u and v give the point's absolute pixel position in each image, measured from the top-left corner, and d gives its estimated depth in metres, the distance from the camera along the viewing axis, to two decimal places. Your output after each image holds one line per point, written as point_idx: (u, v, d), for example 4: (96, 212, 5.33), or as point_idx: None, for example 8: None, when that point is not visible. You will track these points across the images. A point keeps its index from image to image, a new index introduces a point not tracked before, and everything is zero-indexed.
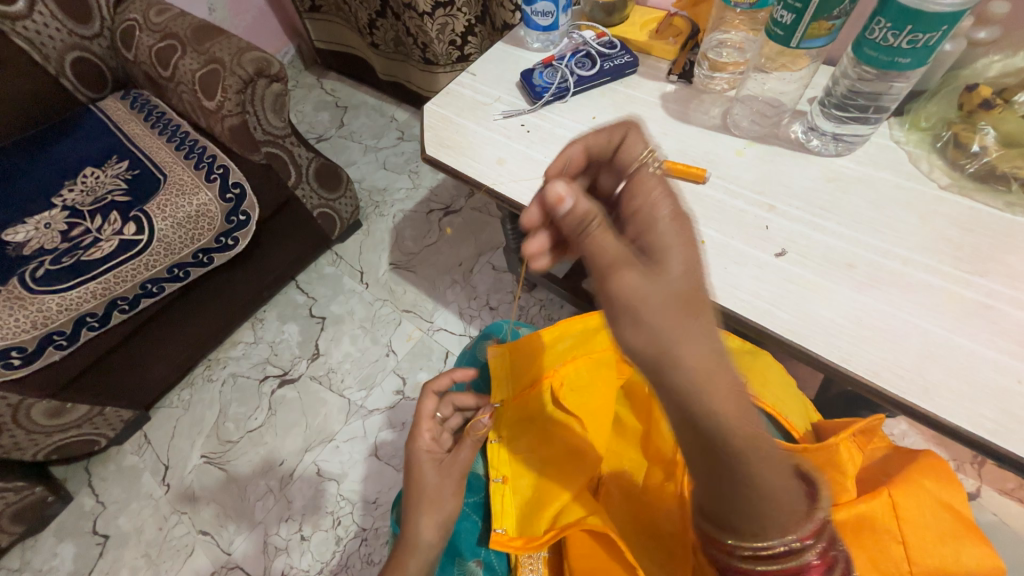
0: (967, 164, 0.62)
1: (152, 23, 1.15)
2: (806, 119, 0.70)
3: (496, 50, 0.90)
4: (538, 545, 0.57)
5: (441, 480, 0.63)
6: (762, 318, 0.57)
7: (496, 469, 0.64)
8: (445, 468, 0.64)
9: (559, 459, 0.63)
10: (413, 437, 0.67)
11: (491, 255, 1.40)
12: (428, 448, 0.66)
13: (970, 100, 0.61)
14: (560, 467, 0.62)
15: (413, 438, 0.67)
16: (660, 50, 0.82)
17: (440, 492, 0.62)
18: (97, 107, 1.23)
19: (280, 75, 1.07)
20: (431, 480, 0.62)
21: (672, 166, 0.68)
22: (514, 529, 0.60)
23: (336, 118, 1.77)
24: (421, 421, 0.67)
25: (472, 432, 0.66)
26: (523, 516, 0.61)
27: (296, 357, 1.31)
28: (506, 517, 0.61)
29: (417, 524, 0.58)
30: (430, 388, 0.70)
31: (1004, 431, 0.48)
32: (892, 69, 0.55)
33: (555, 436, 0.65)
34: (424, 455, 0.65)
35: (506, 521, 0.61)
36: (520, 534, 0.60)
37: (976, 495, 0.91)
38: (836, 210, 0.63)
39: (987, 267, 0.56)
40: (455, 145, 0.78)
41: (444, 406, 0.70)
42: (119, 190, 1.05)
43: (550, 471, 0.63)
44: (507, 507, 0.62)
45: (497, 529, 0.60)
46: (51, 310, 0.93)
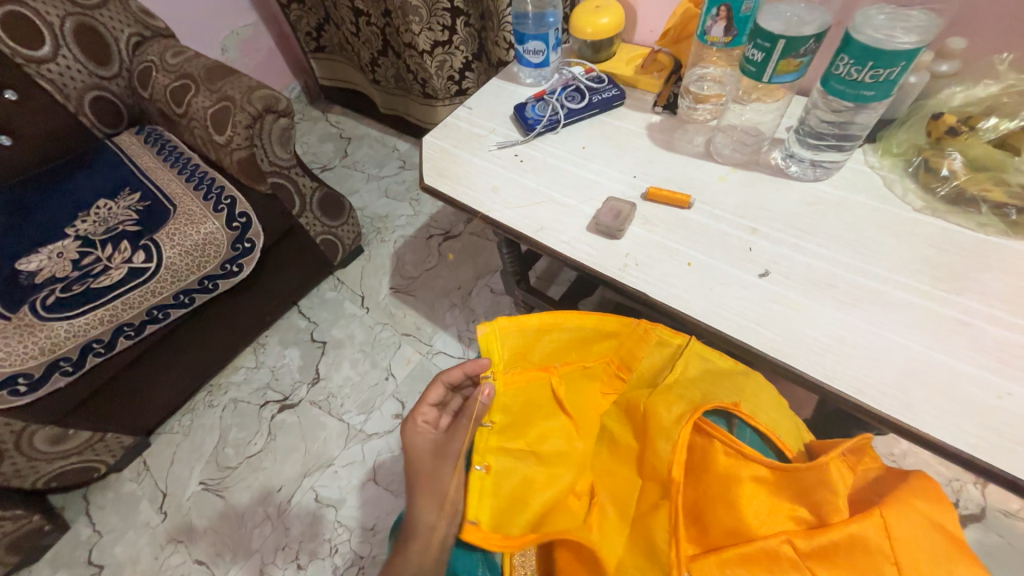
0: (938, 188, 0.65)
1: (168, 64, 1.22)
2: (784, 146, 0.74)
3: (491, 85, 0.95)
4: (514, 544, 0.56)
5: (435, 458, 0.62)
6: (748, 337, 0.59)
7: (478, 455, 0.61)
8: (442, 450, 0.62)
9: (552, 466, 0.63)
10: (408, 419, 0.65)
11: (489, 279, 1.43)
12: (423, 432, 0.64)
13: (936, 129, 0.64)
14: (546, 470, 0.63)
15: (408, 420, 0.65)
16: (646, 83, 0.87)
17: (437, 476, 0.60)
18: (113, 142, 1.29)
19: (287, 111, 1.12)
20: (427, 461, 0.61)
21: (657, 192, 0.71)
22: (488, 523, 0.58)
23: (340, 149, 1.84)
24: (421, 404, 0.66)
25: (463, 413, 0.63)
26: (499, 513, 0.59)
27: (297, 382, 1.32)
28: (481, 508, 0.59)
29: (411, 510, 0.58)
30: (439, 377, 0.67)
31: (987, 446, 0.48)
32: (858, 101, 0.59)
33: (546, 436, 0.64)
34: (420, 436, 0.63)
35: (482, 514, 0.58)
36: (496, 531, 0.58)
37: (980, 516, 0.90)
38: (816, 232, 0.65)
39: (964, 285, 0.58)
40: (451, 174, 0.82)
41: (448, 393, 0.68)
42: (130, 220, 1.09)
43: (541, 475, 0.62)
44: (484, 499, 0.59)
45: (470, 522, 0.57)
46: (60, 336, 0.95)
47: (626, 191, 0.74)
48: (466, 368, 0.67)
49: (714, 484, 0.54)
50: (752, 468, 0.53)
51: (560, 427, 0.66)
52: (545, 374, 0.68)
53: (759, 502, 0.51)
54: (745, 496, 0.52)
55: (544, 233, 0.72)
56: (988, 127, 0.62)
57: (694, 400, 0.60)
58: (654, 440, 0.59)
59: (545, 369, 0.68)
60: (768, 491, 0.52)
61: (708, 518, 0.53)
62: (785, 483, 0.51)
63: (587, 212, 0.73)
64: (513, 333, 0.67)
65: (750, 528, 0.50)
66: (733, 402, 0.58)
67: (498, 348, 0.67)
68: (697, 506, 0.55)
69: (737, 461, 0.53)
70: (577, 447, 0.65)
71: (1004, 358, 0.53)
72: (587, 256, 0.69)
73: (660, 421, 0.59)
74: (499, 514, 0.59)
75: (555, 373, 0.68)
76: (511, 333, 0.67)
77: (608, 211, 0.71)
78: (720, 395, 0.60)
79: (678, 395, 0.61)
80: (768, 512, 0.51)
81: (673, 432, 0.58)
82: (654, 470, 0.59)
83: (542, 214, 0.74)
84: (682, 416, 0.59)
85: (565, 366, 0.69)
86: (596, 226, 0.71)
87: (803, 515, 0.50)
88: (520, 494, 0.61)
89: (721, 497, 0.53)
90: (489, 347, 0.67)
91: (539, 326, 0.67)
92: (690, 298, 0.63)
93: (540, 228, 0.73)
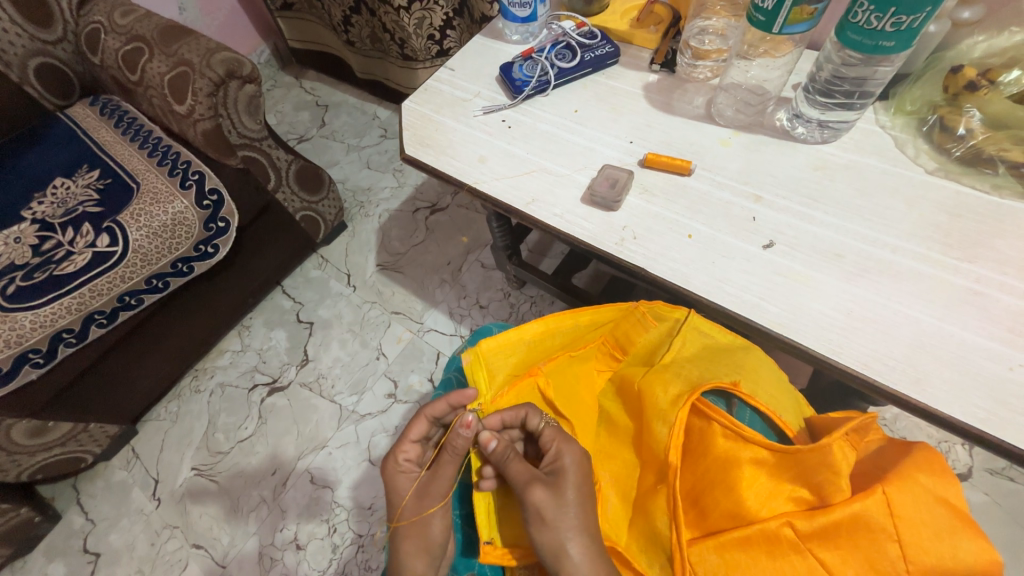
0: (953, 148, 0.61)
1: (117, 25, 1.10)
2: (791, 106, 0.69)
3: (474, 43, 0.87)
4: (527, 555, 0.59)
5: (420, 501, 0.60)
6: (751, 313, 0.56)
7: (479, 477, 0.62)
8: (423, 491, 0.61)
9: None
10: (389, 457, 0.64)
11: (479, 253, 1.39)
12: (405, 469, 0.63)
13: (955, 83, 0.60)
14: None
15: (389, 459, 0.63)
16: (641, 39, 0.80)
17: (423, 520, 0.59)
18: (65, 114, 1.19)
19: (253, 76, 1.03)
20: (410, 503, 0.60)
21: (655, 159, 0.67)
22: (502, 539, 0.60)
23: (317, 117, 1.73)
24: (402, 441, 0.64)
25: (450, 448, 0.60)
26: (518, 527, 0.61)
27: (285, 364, 1.29)
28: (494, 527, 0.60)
29: (400, 552, 0.58)
30: (421, 412, 0.63)
31: (994, 420, 0.47)
32: (877, 53, 0.54)
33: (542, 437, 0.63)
34: (404, 474, 0.63)
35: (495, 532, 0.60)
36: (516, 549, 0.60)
37: (967, 476, 0.92)
38: (823, 199, 0.62)
39: (976, 252, 0.56)
40: (434, 144, 0.76)
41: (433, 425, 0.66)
42: (91, 201, 1.02)
43: None
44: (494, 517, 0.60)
45: (485, 542, 0.59)
46: (24, 328, 0.90)
47: (622, 158, 0.69)
48: (451, 399, 0.63)
49: (713, 468, 0.52)
50: (753, 450, 0.50)
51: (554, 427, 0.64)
52: (531, 378, 0.66)
53: (760, 484, 0.49)
54: (745, 479, 0.49)
55: (536, 207, 0.68)
56: (1009, 80, 0.58)
57: (692, 378, 0.56)
58: (651, 423, 0.55)
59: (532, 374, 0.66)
60: (769, 472, 0.49)
61: (706, 502, 0.51)
62: (787, 465, 0.49)
63: (582, 181, 0.69)
64: (501, 349, 0.66)
65: (751, 511, 0.48)
66: (732, 381, 0.55)
67: (485, 368, 0.67)
68: (696, 490, 0.53)
69: (737, 444, 0.51)
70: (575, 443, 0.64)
71: (1016, 328, 0.51)
72: (582, 230, 0.64)
73: (657, 403, 0.55)
74: (517, 533, 0.61)
75: (540, 374, 0.66)
76: (498, 355, 0.66)
77: (604, 179, 0.66)
78: (718, 373, 0.56)
79: (674, 374, 0.57)
80: (768, 493, 0.49)
81: (670, 415, 0.54)
82: (650, 452, 0.56)
83: (533, 185, 0.70)
84: (679, 398, 0.54)
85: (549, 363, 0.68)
86: (591, 197, 0.67)
87: (804, 496, 0.48)
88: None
89: (719, 481, 0.51)
90: (476, 374, 0.66)
91: (532, 337, 0.67)
92: (692, 273, 0.59)
93: (531, 201, 0.68)
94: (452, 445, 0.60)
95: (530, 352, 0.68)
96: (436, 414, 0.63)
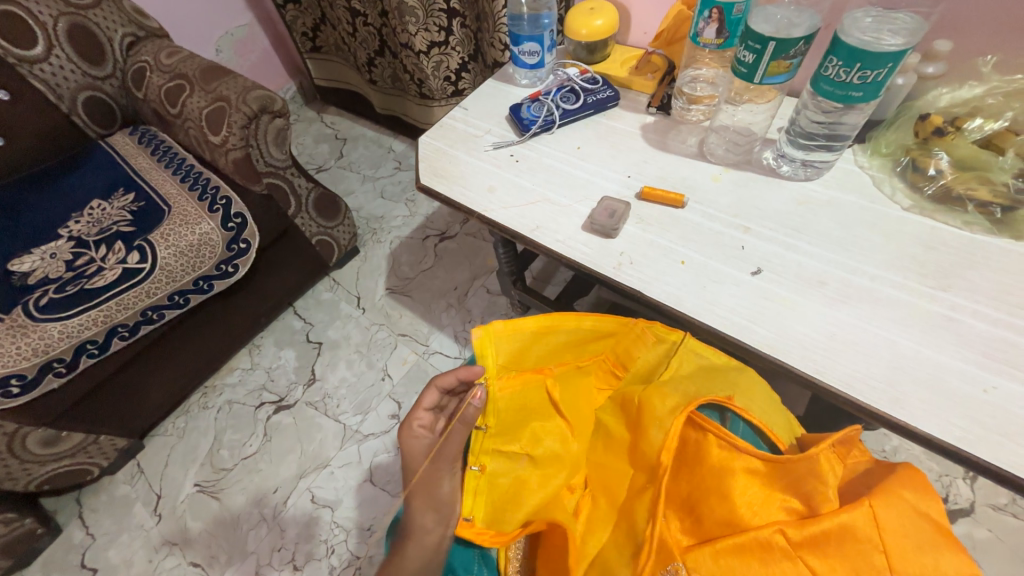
0: (925, 187, 0.66)
1: (162, 65, 1.21)
2: (776, 146, 0.75)
3: (486, 86, 0.96)
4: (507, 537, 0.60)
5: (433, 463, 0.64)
6: (739, 333, 0.60)
7: (474, 458, 0.64)
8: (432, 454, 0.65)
9: (547, 462, 0.63)
10: (405, 424, 0.68)
11: (485, 279, 1.44)
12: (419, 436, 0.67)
13: (924, 129, 0.66)
14: (545, 468, 0.63)
15: (406, 424, 0.68)
16: (639, 85, 0.88)
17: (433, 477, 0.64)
18: (107, 142, 1.28)
19: (283, 111, 1.12)
20: (425, 468, 0.64)
21: (650, 192, 0.72)
22: (480, 519, 0.62)
23: (336, 149, 1.84)
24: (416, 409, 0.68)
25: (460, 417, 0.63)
26: (495, 512, 0.61)
27: (293, 383, 1.32)
28: (475, 506, 0.62)
29: (410, 508, 0.61)
30: (433, 382, 0.67)
31: (974, 439, 0.49)
32: (847, 102, 0.60)
33: (540, 437, 0.65)
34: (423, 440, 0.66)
35: (476, 511, 0.62)
36: (490, 527, 0.61)
37: (970, 511, 0.91)
38: (807, 231, 0.67)
39: (951, 282, 0.59)
40: (447, 175, 0.83)
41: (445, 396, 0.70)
42: (125, 221, 1.09)
43: (541, 469, 0.63)
44: (479, 498, 0.62)
45: (464, 519, 0.61)
46: (53, 337, 0.94)
47: (620, 191, 0.75)
48: (460, 374, 0.66)
49: (708, 477, 0.53)
50: (745, 459, 0.52)
51: (554, 423, 0.66)
52: (540, 376, 0.69)
53: (754, 492, 0.51)
54: (738, 486, 0.51)
55: (540, 233, 0.73)
56: (975, 128, 0.63)
57: (689, 394, 0.58)
58: (646, 428, 0.58)
59: (539, 371, 0.69)
60: (761, 482, 0.51)
61: (701, 509, 0.53)
62: (777, 475, 0.51)
63: (582, 211, 0.74)
64: (504, 339, 0.67)
65: (743, 519, 0.50)
66: (726, 396, 0.58)
67: (492, 352, 0.66)
68: (691, 498, 0.54)
69: (731, 454, 0.53)
70: (572, 445, 0.65)
71: (990, 352, 0.54)
72: (583, 255, 0.69)
73: (654, 413, 0.58)
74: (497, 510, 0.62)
75: (550, 374, 0.69)
76: (507, 339, 0.66)
77: (603, 210, 0.72)
78: (714, 388, 0.59)
79: (672, 388, 0.60)
80: (761, 502, 0.50)
81: (665, 420, 0.57)
82: (644, 459, 0.58)
83: (537, 213, 0.75)
84: (676, 408, 0.57)
85: (560, 367, 0.71)
86: (591, 225, 0.72)
87: (795, 506, 0.50)
88: (514, 492, 0.62)
89: (714, 489, 0.52)
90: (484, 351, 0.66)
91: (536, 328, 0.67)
92: (684, 295, 0.64)
93: (536, 228, 0.73)
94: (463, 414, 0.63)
95: (533, 344, 0.69)
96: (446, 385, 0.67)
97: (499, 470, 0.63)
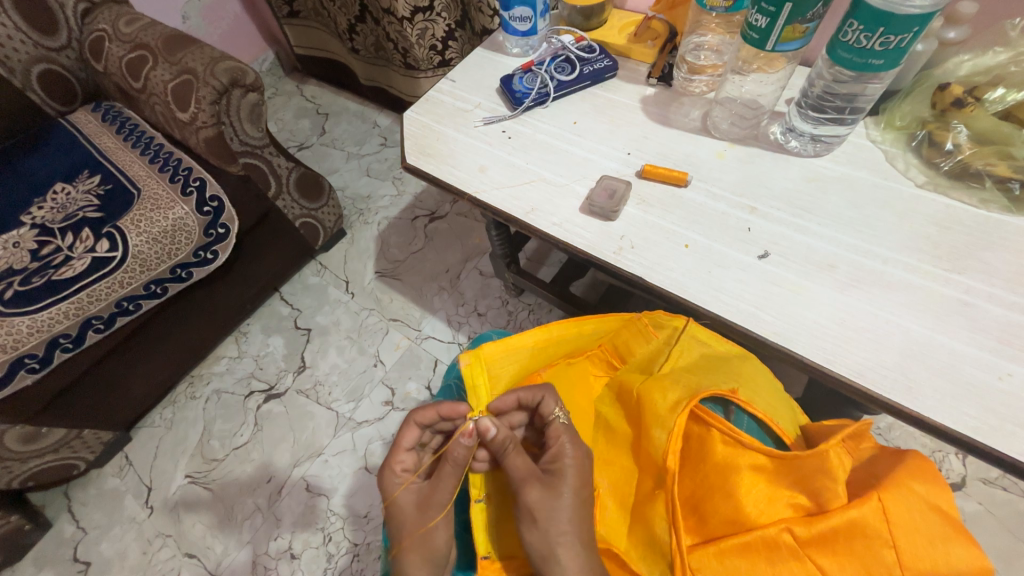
0: (941, 162, 0.63)
1: (122, 33, 1.12)
2: (784, 120, 0.71)
3: (475, 55, 0.89)
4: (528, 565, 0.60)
5: (422, 512, 0.60)
6: (747, 322, 0.57)
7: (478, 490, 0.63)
8: (424, 503, 0.61)
9: None
10: (385, 468, 0.64)
11: (478, 261, 1.39)
12: (404, 482, 0.63)
13: (942, 100, 0.62)
14: None
15: (386, 470, 0.64)
16: (639, 53, 0.82)
17: (426, 530, 0.59)
18: (67, 119, 1.19)
19: (256, 85, 1.04)
20: (417, 521, 0.60)
21: (653, 170, 0.68)
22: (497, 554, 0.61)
23: (317, 125, 1.75)
24: (395, 451, 0.64)
25: (451, 459, 0.60)
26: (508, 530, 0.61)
27: (283, 370, 1.28)
28: (488, 540, 0.61)
29: (404, 567, 0.58)
30: (410, 420, 0.64)
31: (986, 429, 0.48)
32: (866, 71, 0.56)
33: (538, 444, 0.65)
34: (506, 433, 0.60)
35: (490, 545, 0.61)
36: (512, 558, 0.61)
37: (961, 485, 0.93)
38: (816, 211, 0.63)
39: (966, 264, 0.57)
40: (435, 153, 0.77)
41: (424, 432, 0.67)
42: (92, 206, 1.02)
43: None
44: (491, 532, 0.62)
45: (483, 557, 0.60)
46: (22, 332, 0.89)
47: (620, 169, 0.71)
48: (441, 410, 0.64)
49: (712, 474, 0.52)
50: (751, 456, 0.50)
51: None
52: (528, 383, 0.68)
53: (759, 490, 0.49)
54: (743, 484, 0.49)
55: (535, 216, 0.69)
56: (995, 98, 0.60)
57: (691, 386, 0.56)
58: (649, 428, 0.55)
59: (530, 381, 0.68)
60: (767, 478, 0.50)
61: (706, 507, 0.51)
62: (786, 471, 0.49)
63: (580, 191, 0.70)
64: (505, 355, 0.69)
65: (749, 517, 0.48)
66: (731, 389, 0.55)
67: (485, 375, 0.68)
68: (695, 496, 0.53)
69: (736, 450, 0.51)
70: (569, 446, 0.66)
71: (1005, 338, 0.52)
72: (581, 240, 0.66)
73: (656, 408, 0.55)
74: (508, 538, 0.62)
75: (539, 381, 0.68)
76: (499, 360, 0.68)
77: (603, 190, 0.67)
78: (717, 382, 0.56)
79: (673, 381, 0.57)
80: (767, 500, 0.49)
81: (668, 420, 0.54)
82: (649, 455, 0.56)
83: (532, 194, 0.71)
84: (678, 404, 0.54)
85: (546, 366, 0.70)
86: (590, 207, 0.68)
87: (802, 502, 0.48)
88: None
89: (718, 487, 0.51)
90: (476, 377, 0.67)
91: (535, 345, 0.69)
92: (688, 281, 0.60)
93: (531, 210, 0.69)
94: (455, 456, 0.59)
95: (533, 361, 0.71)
96: (425, 422, 0.64)
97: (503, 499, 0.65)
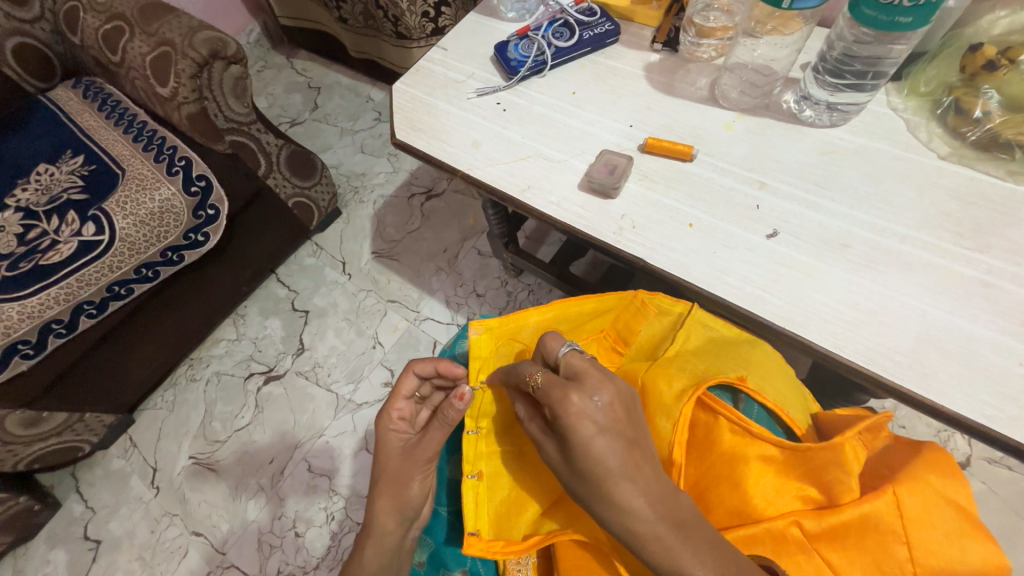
0: (968, 132, 0.58)
1: (95, 2, 1.05)
2: (798, 87, 0.66)
3: (467, 21, 0.83)
4: (518, 549, 0.56)
5: (405, 460, 0.61)
6: (752, 305, 0.54)
7: (469, 465, 0.62)
8: (408, 454, 0.62)
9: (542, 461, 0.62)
10: (383, 414, 0.64)
11: (476, 240, 1.36)
12: (396, 428, 0.64)
13: (973, 62, 0.56)
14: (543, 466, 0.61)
15: (383, 415, 0.64)
16: (643, 16, 0.76)
17: (403, 480, 0.60)
18: (47, 97, 1.15)
19: (238, 57, 0.99)
20: (396, 465, 0.61)
21: (656, 144, 0.64)
22: (487, 531, 0.59)
23: (309, 100, 1.69)
24: (393, 397, 0.64)
25: (439, 416, 0.60)
26: (499, 518, 0.60)
27: (281, 353, 1.28)
28: (480, 518, 0.59)
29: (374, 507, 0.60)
30: (409, 369, 0.64)
31: (1003, 417, 0.46)
32: (893, 30, 0.51)
33: None
34: None
35: (481, 522, 0.59)
36: (498, 537, 0.59)
37: (966, 465, 0.92)
38: (830, 185, 0.59)
39: (988, 242, 0.54)
40: (427, 128, 0.73)
41: (424, 386, 0.67)
42: (76, 187, 0.99)
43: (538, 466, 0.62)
44: (481, 510, 0.60)
45: (470, 532, 0.58)
46: (13, 319, 0.88)
47: (621, 143, 0.67)
48: (438, 365, 0.64)
49: (718, 463, 0.50)
50: (761, 447, 0.48)
51: None
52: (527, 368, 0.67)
53: (767, 482, 0.47)
54: (751, 475, 0.48)
55: (531, 194, 0.65)
56: None
57: (697, 373, 0.54)
58: (653, 417, 0.54)
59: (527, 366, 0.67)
60: (777, 469, 0.48)
61: (711, 497, 0.50)
62: (797, 462, 0.47)
63: (579, 167, 0.66)
64: (512, 327, 0.68)
65: (756, 508, 0.47)
66: (738, 376, 0.53)
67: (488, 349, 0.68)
68: (699, 485, 0.51)
69: (743, 439, 0.49)
70: None
71: None
72: (580, 219, 0.62)
73: (660, 397, 0.54)
74: (497, 517, 0.60)
75: None
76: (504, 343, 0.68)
77: (602, 166, 0.63)
78: (724, 368, 0.54)
79: (678, 368, 0.56)
80: (775, 491, 0.47)
81: (674, 409, 0.52)
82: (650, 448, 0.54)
83: (528, 171, 0.67)
84: (683, 392, 0.53)
85: None
86: (589, 184, 0.64)
87: (812, 495, 0.47)
88: (516, 497, 0.60)
89: (725, 476, 0.49)
90: (481, 351, 0.68)
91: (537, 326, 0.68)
92: (691, 263, 0.57)
93: (526, 188, 0.66)
94: (443, 414, 0.60)
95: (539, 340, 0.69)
96: (422, 372, 0.64)
97: (496, 478, 0.62)
